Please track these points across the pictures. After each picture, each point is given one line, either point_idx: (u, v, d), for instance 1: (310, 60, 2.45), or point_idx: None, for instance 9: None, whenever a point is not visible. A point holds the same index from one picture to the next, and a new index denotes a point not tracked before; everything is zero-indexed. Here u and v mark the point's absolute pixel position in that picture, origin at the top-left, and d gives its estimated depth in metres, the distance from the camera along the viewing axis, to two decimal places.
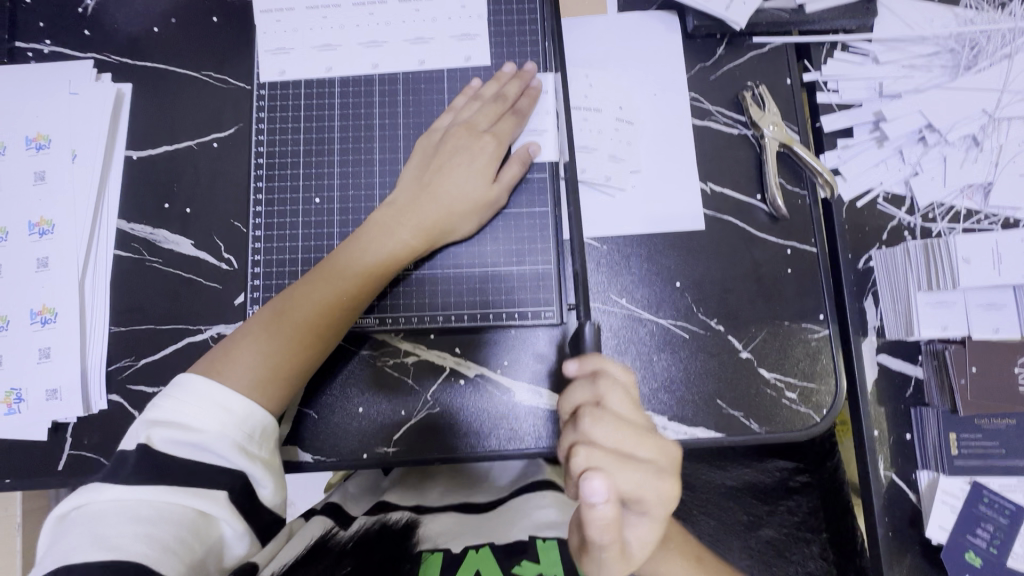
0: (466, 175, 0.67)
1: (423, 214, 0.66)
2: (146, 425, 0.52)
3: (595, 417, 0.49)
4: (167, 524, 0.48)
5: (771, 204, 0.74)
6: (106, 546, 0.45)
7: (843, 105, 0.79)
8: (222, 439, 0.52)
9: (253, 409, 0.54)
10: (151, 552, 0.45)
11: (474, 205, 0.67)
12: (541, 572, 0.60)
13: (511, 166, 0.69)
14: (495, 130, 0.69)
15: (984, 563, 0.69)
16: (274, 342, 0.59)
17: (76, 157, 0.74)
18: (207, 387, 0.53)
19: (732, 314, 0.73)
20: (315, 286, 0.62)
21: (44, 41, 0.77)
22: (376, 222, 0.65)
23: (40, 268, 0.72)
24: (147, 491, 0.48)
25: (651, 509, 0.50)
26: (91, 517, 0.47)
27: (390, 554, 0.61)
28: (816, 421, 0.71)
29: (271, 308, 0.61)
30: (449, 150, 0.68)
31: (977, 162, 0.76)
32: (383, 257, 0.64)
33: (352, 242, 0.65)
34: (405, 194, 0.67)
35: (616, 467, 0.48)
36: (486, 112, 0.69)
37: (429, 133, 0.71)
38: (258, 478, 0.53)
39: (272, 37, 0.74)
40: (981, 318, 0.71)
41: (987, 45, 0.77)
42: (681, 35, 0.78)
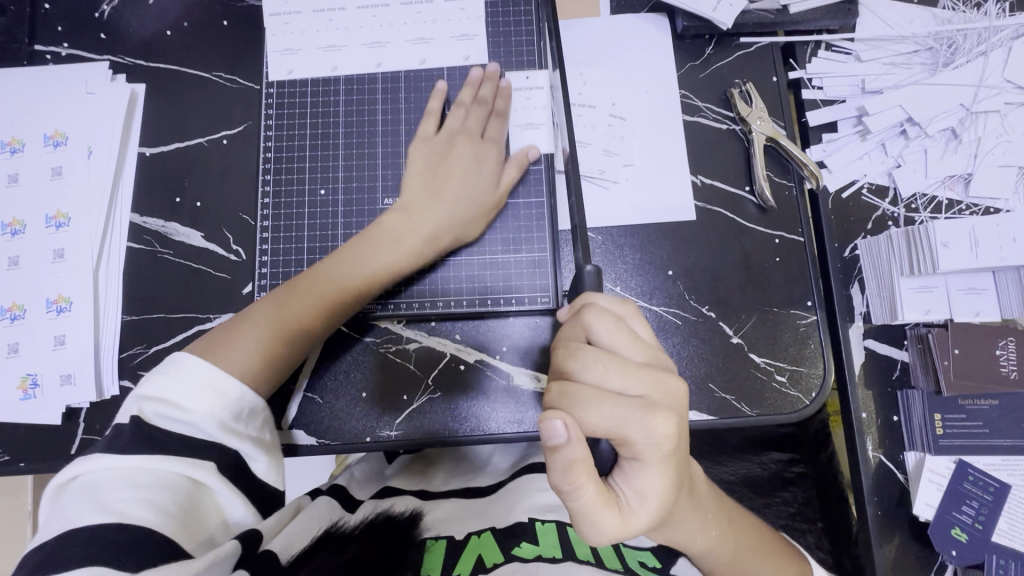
0: (472, 180, 0.71)
1: (429, 221, 0.69)
2: (138, 399, 0.54)
3: (573, 352, 0.51)
4: (165, 490, 0.50)
5: (759, 196, 0.77)
6: (109, 510, 0.47)
7: (827, 101, 0.82)
8: (209, 419, 0.54)
9: (247, 391, 0.56)
10: (152, 516, 0.48)
11: (474, 212, 0.71)
12: (540, 553, 0.61)
13: (511, 170, 0.73)
14: (485, 138, 0.73)
15: (970, 538, 0.71)
16: (274, 331, 0.62)
17: (92, 153, 0.77)
18: (201, 366, 0.55)
19: (723, 301, 0.76)
20: (316, 282, 0.65)
21: (62, 44, 0.81)
22: (389, 224, 0.68)
23: (57, 259, 0.75)
24: (146, 458, 0.50)
25: (639, 450, 0.49)
26: (91, 483, 0.49)
27: (393, 543, 0.63)
28: (805, 404, 0.73)
29: (274, 297, 0.64)
30: (450, 156, 0.71)
31: (957, 153, 0.79)
32: (387, 263, 0.67)
33: (365, 241, 0.67)
34: (412, 197, 0.70)
35: (590, 401, 0.48)
36: (473, 114, 0.73)
37: (425, 137, 0.73)
38: (247, 453, 0.56)
39: (280, 38, 0.78)
40: (963, 302, 0.74)
41: (964, 43, 0.80)
42: (671, 35, 0.82)
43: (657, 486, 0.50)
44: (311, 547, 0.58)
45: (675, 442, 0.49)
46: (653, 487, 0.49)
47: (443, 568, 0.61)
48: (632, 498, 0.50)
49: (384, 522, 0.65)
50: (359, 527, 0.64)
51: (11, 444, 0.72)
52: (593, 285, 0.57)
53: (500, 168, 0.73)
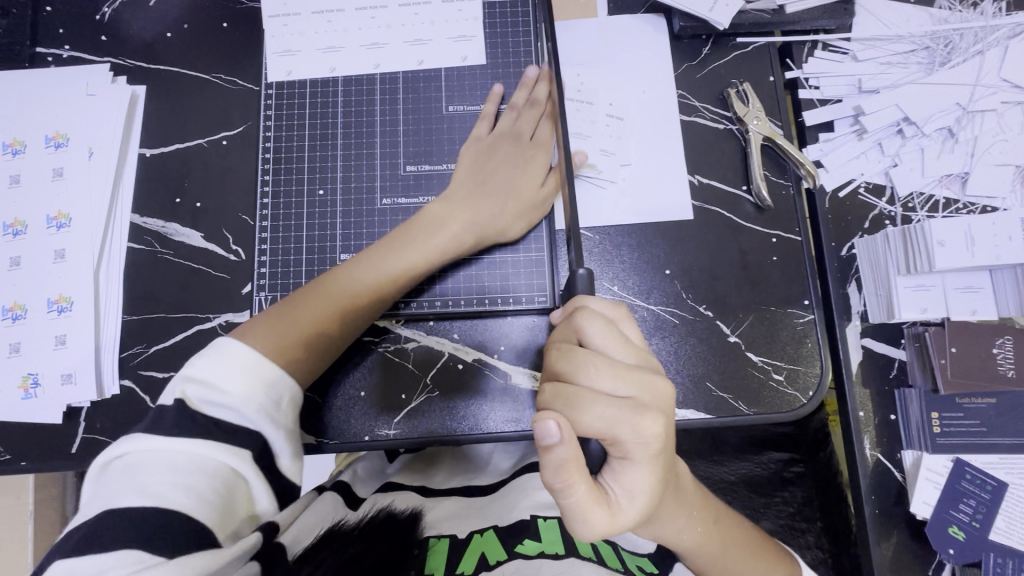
0: (517, 179, 0.72)
1: (475, 212, 0.71)
2: (182, 380, 0.54)
3: (565, 352, 0.51)
4: (201, 475, 0.50)
5: (756, 195, 0.77)
6: (146, 492, 0.48)
7: (824, 101, 0.82)
8: (247, 401, 0.54)
9: (283, 380, 0.56)
10: (188, 501, 0.48)
11: (518, 210, 0.72)
12: (543, 550, 0.61)
13: (557, 172, 0.74)
14: (535, 142, 0.74)
15: (967, 537, 0.71)
16: (313, 317, 0.62)
17: (93, 154, 0.78)
18: (240, 349, 0.55)
19: (721, 300, 0.76)
20: (359, 267, 0.66)
21: (64, 47, 0.82)
22: (433, 217, 0.70)
23: (58, 259, 0.75)
24: (181, 441, 0.50)
25: (629, 449, 0.49)
26: (132, 465, 0.49)
27: (399, 539, 0.62)
28: (803, 403, 0.73)
29: (315, 281, 0.65)
30: (501, 156, 0.73)
31: (954, 152, 0.79)
32: (431, 249, 0.69)
33: (409, 233, 0.69)
34: (461, 191, 0.72)
35: (582, 401, 0.49)
36: (528, 116, 0.74)
37: (477, 137, 0.74)
38: (280, 446, 0.55)
39: (279, 39, 0.78)
40: (960, 301, 0.74)
41: (960, 42, 0.80)
42: (668, 35, 0.82)
43: (647, 484, 0.50)
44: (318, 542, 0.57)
45: (663, 441, 0.50)
46: (642, 486, 0.50)
47: (447, 567, 0.61)
48: (622, 496, 0.50)
49: (388, 519, 0.64)
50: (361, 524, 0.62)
51: (12, 443, 0.73)
52: (585, 288, 0.57)
53: (546, 172, 0.74)
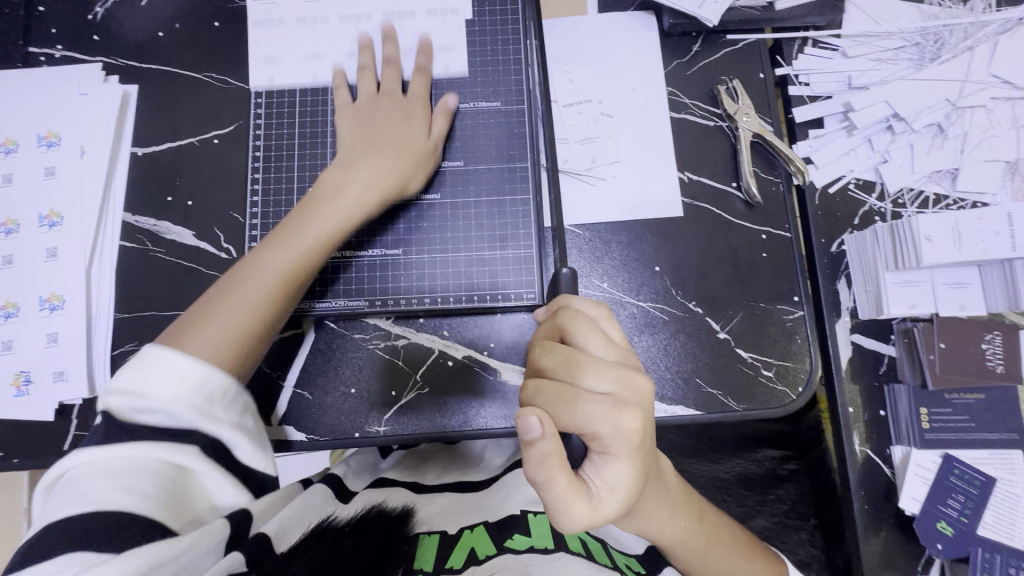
0: (404, 130, 0.71)
1: (375, 172, 0.68)
2: (105, 393, 0.54)
3: (546, 348, 0.52)
4: (143, 474, 0.50)
5: (746, 191, 0.77)
6: (86, 499, 0.47)
7: (814, 97, 0.82)
8: (177, 405, 0.53)
9: (210, 371, 0.55)
10: (131, 500, 0.48)
11: (415, 159, 0.70)
12: (533, 544, 0.61)
13: (440, 118, 0.74)
14: (409, 97, 0.73)
15: (955, 532, 0.71)
16: (229, 316, 0.60)
17: (84, 153, 0.78)
18: (163, 354, 0.54)
19: (710, 297, 0.76)
20: (268, 250, 0.64)
21: (56, 46, 0.82)
22: (328, 187, 0.67)
23: (50, 258, 0.76)
24: (118, 447, 0.51)
25: (608, 444, 0.49)
26: (72, 477, 0.49)
27: (385, 536, 0.63)
28: (792, 399, 0.74)
29: (224, 282, 0.63)
30: (378, 116, 0.71)
31: (943, 148, 0.79)
32: (341, 215, 0.66)
33: (304, 211, 0.66)
34: (352, 152, 0.70)
35: (562, 397, 0.49)
36: (392, 78, 0.74)
37: (343, 106, 0.74)
38: (228, 439, 0.55)
39: (269, 38, 0.79)
40: (948, 296, 0.74)
41: (950, 38, 0.80)
42: (658, 33, 0.82)
43: (627, 479, 0.50)
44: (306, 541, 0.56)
45: (642, 437, 0.50)
46: (623, 481, 0.50)
47: (437, 561, 0.61)
48: (603, 491, 0.50)
49: (378, 517, 0.65)
50: (351, 521, 0.63)
51: (5, 440, 0.73)
52: (568, 286, 0.61)
53: (431, 118, 0.73)
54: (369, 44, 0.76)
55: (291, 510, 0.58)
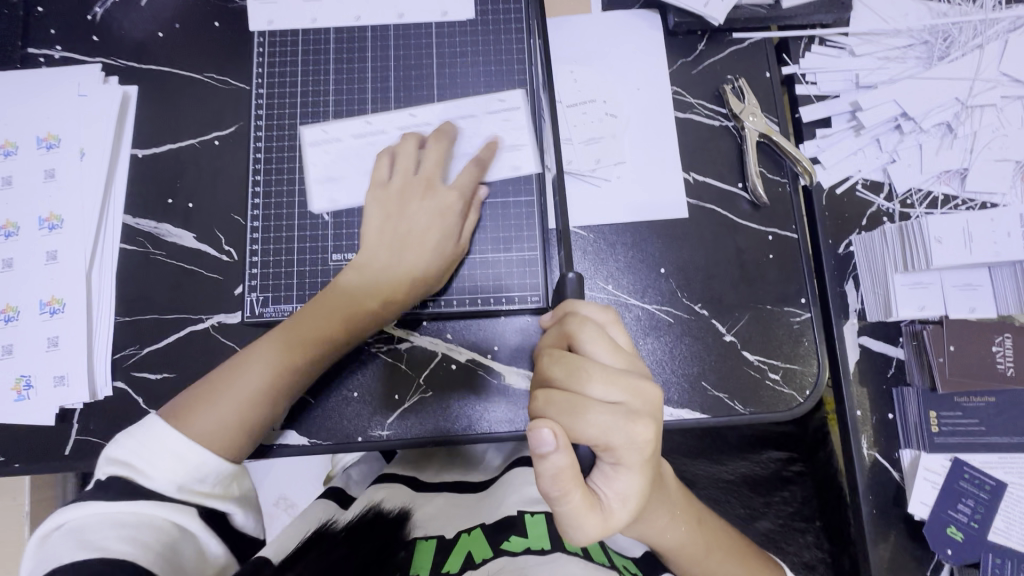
0: (433, 229, 0.68)
1: (391, 275, 0.67)
2: (106, 461, 0.57)
3: (556, 358, 0.51)
4: (147, 528, 0.53)
5: (752, 192, 0.76)
6: (92, 547, 0.51)
7: (821, 96, 0.81)
8: (175, 478, 0.57)
9: (206, 454, 0.58)
10: (132, 549, 0.51)
11: (437, 267, 0.69)
12: (529, 545, 0.60)
13: (470, 216, 0.71)
14: (451, 188, 0.70)
15: (965, 537, 0.70)
16: (229, 405, 0.61)
17: (84, 155, 0.78)
18: (163, 432, 0.58)
19: (716, 299, 0.75)
20: (276, 346, 0.64)
21: (56, 47, 0.82)
22: (341, 287, 0.67)
23: (49, 261, 0.75)
24: (123, 502, 0.54)
25: (620, 455, 0.49)
26: (76, 528, 0.52)
27: (382, 542, 0.61)
28: (799, 402, 0.73)
29: (232, 363, 0.63)
30: (408, 206, 0.69)
31: (953, 148, 0.78)
32: (349, 324, 0.66)
33: (313, 311, 0.65)
34: (372, 251, 0.68)
35: (573, 409, 0.48)
36: (435, 159, 0.70)
37: (379, 182, 0.70)
38: (222, 505, 0.59)
39: (272, 40, 0.78)
40: (958, 299, 0.73)
41: (959, 36, 0.79)
42: (663, 32, 0.81)
43: (637, 489, 0.50)
44: (301, 548, 0.58)
45: (652, 445, 0.50)
46: (633, 491, 0.50)
47: (433, 566, 0.60)
48: (614, 502, 0.50)
49: (373, 519, 0.64)
50: (349, 524, 0.63)
51: (6, 445, 0.73)
52: (574, 292, 0.58)
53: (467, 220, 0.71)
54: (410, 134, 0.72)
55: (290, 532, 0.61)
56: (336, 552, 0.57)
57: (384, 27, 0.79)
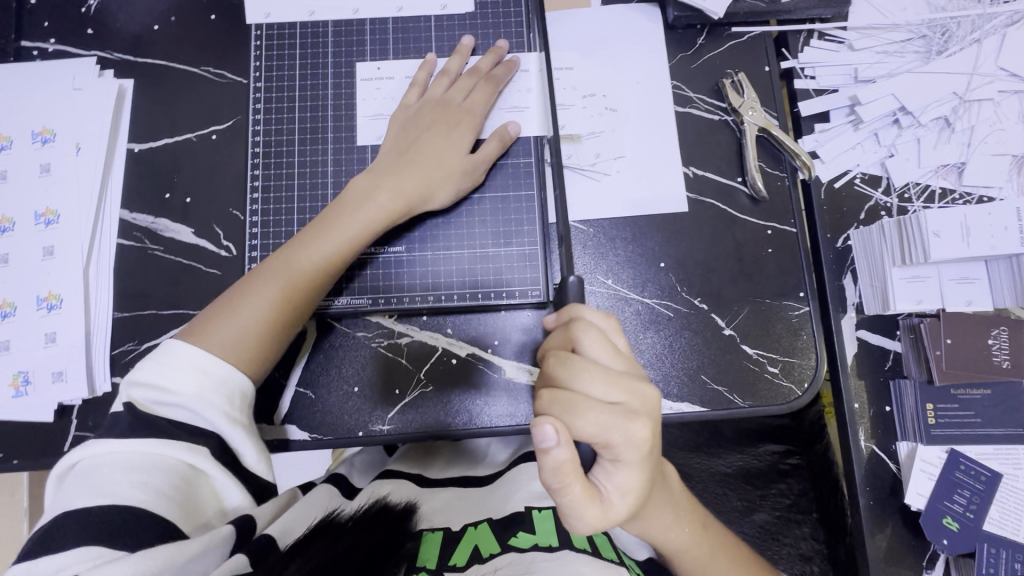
0: (445, 147, 0.70)
1: (403, 181, 0.68)
2: (129, 385, 0.56)
3: (558, 358, 0.51)
4: (159, 472, 0.52)
5: (751, 186, 0.77)
6: (104, 492, 0.50)
7: (820, 91, 0.81)
8: (203, 400, 0.55)
9: (230, 369, 0.58)
10: (145, 496, 0.50)
11: (449, 175, 0.70)
12: (537, 542, 0.61)
13: (490, 142, 0.72)
14: (468, 110, 0.72)
15: (961, 527, 0.71)
16: (254, 306, 0.61)
17: (80, 150, 0.77)
18: (185, 348, 0.57)
19: (716, 293, 0.75)
20: (293, 250, 0.65)
21: (50, 40, 0.81)
22: (354, 191, 0.68)
23: (46, 256, 0.75)
24: (141, 443, 0.52)
25: (619, 452, 0.50)
26: (89, 469, 0.51)
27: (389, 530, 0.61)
28: (798, 395, 0.73)
29: (254, 274, 0.64)
30: (424, 125, 0.71)
31: (950, 143, 0.78)
32: (368, 220, 0.67)
33: (326, 216, 0.67)
34: (385, 162, 0.70)
35: (574, 408, 0.48)
36: (462, 88, 0.73)
37: (402, 109, 0.74)
38: (240, 444, 0.57)
39: (270, 33, 0.78)
40: (955, 291, 0.74)
41: (958, 30, 0.80)
42: (662, 25, 0.81)
43: (636, 485, 0.51)
44: (307, 536, 0.56)
45: (650, 443, 0.50)
46: (631, 486, 0.51)
47: (440, 558, 0.60)
48: (613, 496, 0.51)
49: (380, 513, 0.63)
50: (355, 516, 0.62)
51: (3, 442, 0.72)
52: (576, 296, 0.56)
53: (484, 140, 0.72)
54: (431, 62, 0.76)
55: (297, 513, 0.59)
56: (343, 542, 0.56)
57: (382, 20, 0.78)
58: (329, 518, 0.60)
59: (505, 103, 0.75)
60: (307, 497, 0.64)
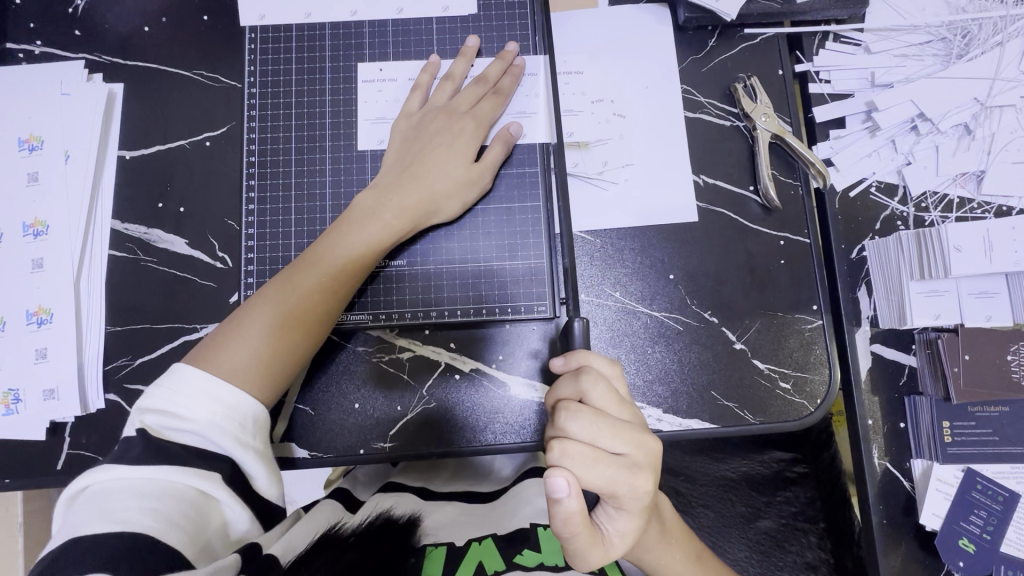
0: (449, 156, 0.68)
1: (409, 196, 0.66)
2: (140, 412, 0.54)
3: (571, 412, 0.50)
4: (172, 499, 0.49)
5: (764, 195, 0.74)
6: (113, 518, 0.46)
7: (836, 96, 0.78)
8: (215, 428, 0.53)
9: (245, 396, 0.55)
10: (155, 524, 0.47)
11: (455, 187, 0.68)
12: (543, 561, 0.60)
13: (495, 145, 0.69)
14: (474, 117, 0.70)
15: (978, 549, 0.70)
16: (264, 329, 0.59)
17: (68, 158, 0.74)
18: (190, 373, 0.54)
19: (727, 306, 0.73)
20: (300, 271, 0.63)
21: (35, 42, 0.77)
22: (360, 205, 0.66)
23: (35, 269, 0.72)
24: (154, 469, 0.50)
25: (624, 501, 0.50)
26: (99, 494, 0.48)
27: (393, 548, 0.60)
28: (810, 411, 0.71)
29: (261, 296, 0.62)
30: (429, 135, 0.69)
31: (970, 150, 0.76)
32: (375, 235, 0.65)
33: (331, 232, 0.65)
34: (389, 177, 0.68)
35: (586, 461, 0.48)
36: (466, 94, 0.71)
37: (404, 116, 0.71)
38: (250, 466, 0.54)
39: (265, 36, 0.75)
40: (974, 307, 0.72)
41: (979, 33, 0.77)
42: (672, 26, 0.78)
43: (636, 529, 0.52)
44: (311, 551, 0.55)
45: (654, 494, 0.51)
46: (632, 531, 0.52)
47: None
48: (613, 538, 0.52)
49: (383, 526, 0.62)
50: (358, 531, 0.61)
51: None
52: (581, 340, 0.57)
53: (489, 146, 0.69)
54: (435, 65, 0.73)
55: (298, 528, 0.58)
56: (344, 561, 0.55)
57: (381, 22, 0.75)
58: (332, 532, 0.59)
59: (508, 107, 0.73)
60: (307, 514, 0.62)
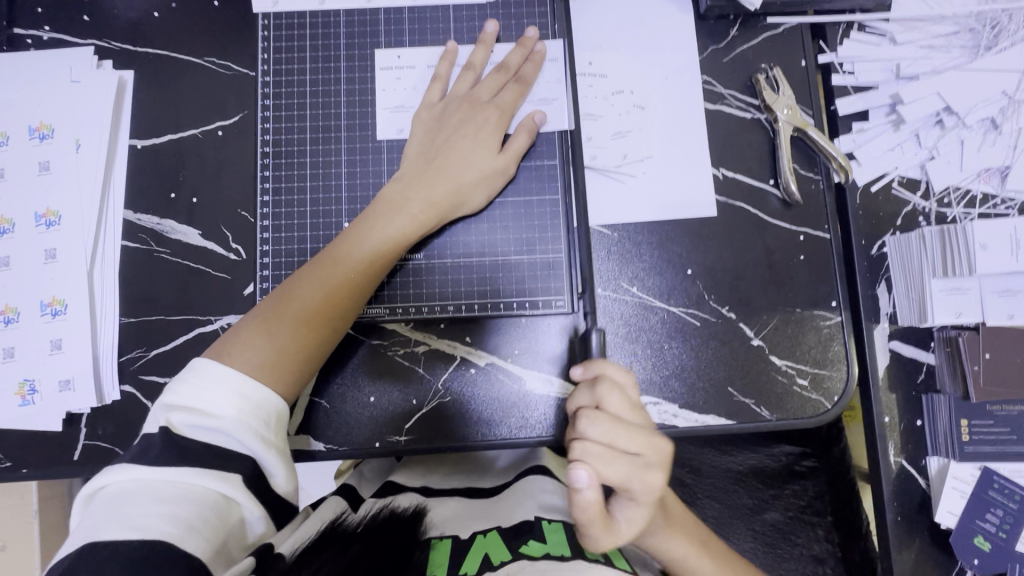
0: (473, 147, 0.67)
1: (434, 189, 0.65)
2: (163, 408, 0.53)
3: (588, 415, 0.51)
4: (190, 503, 0.49)
5: (784, 190, 0.73)
6: (131, 523, 0.46)
7: (859, 87, 0.77)
8: (241, 426, 0.53)
9: (268, 393, 0.55)
10: (174, 531, 0.47)
11: (480, 178, 0.67)
12: (548, 552, 0.54)
13: (519, 135, 0.68)
14: (499, 106, 0.69)
15: (992, 547, 0.71)
16: (287, 325, 0.59)
17: (79, 147, 0.73)
18: (214, 368, 0.54)
19: (745, 301, 0.72)
20: (327, 266, 0.62)
21: (43, 27, 0.76)
22: (384, 198, 0.65)
23: (48, 259, 0.72)
24: (173, 471, 0.50)
25: (639, 499, 0.52)
26: (117, 495, 0.48)
27: (401, 539, 0.57)
28: (826, 408, 0.71)
29: (284, 290, 0.61)
30: (453, 125, 0.68)
31: (996, 145, 0.75)
32: (398, 229, 0.64)
33: (355, 225, 0.64)
34: (412, 169, 0.67)
35: (604, 458, 0.50)
36: (487, 84, 0.69)
37: (426, 107, 0.70)
38: (271, 466, 0.54)
39: (278, 23, 0.73)
40: (995, 305, 0.72)
41: (1009, 24, 0.75)
42: (694, 15, 0.76)
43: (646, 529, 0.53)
44: (315, 543, 0.54)
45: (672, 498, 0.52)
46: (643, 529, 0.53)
47: (450, 567, 0.54)
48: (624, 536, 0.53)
49: (389, 518, 0.61)
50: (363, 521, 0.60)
51: (11, 451, 0.71)
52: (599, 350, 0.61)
53: (513, 136, 0.68)
54: (452, 53, 0.71)
55: (306, 526, 0.58)
56: (351, 550, 0.54)
57: (397, 9, 0.74)
58: (335, 523, 0.59)
59: (530, 96, 0.72)
60: (314, 511, 0.62)
